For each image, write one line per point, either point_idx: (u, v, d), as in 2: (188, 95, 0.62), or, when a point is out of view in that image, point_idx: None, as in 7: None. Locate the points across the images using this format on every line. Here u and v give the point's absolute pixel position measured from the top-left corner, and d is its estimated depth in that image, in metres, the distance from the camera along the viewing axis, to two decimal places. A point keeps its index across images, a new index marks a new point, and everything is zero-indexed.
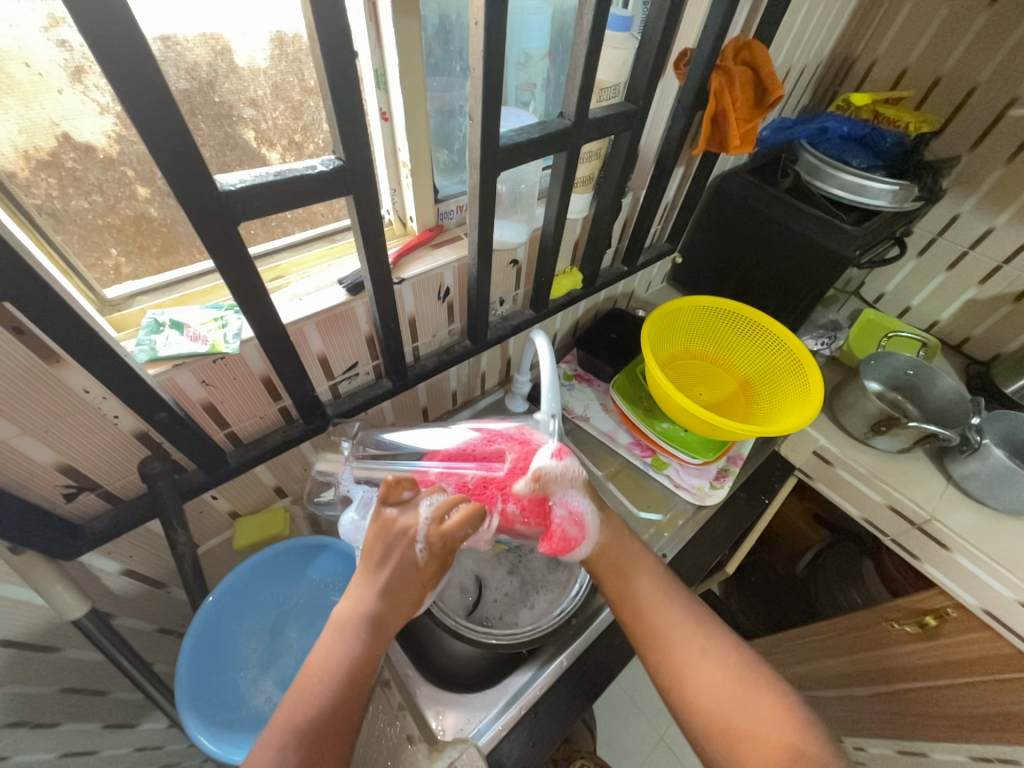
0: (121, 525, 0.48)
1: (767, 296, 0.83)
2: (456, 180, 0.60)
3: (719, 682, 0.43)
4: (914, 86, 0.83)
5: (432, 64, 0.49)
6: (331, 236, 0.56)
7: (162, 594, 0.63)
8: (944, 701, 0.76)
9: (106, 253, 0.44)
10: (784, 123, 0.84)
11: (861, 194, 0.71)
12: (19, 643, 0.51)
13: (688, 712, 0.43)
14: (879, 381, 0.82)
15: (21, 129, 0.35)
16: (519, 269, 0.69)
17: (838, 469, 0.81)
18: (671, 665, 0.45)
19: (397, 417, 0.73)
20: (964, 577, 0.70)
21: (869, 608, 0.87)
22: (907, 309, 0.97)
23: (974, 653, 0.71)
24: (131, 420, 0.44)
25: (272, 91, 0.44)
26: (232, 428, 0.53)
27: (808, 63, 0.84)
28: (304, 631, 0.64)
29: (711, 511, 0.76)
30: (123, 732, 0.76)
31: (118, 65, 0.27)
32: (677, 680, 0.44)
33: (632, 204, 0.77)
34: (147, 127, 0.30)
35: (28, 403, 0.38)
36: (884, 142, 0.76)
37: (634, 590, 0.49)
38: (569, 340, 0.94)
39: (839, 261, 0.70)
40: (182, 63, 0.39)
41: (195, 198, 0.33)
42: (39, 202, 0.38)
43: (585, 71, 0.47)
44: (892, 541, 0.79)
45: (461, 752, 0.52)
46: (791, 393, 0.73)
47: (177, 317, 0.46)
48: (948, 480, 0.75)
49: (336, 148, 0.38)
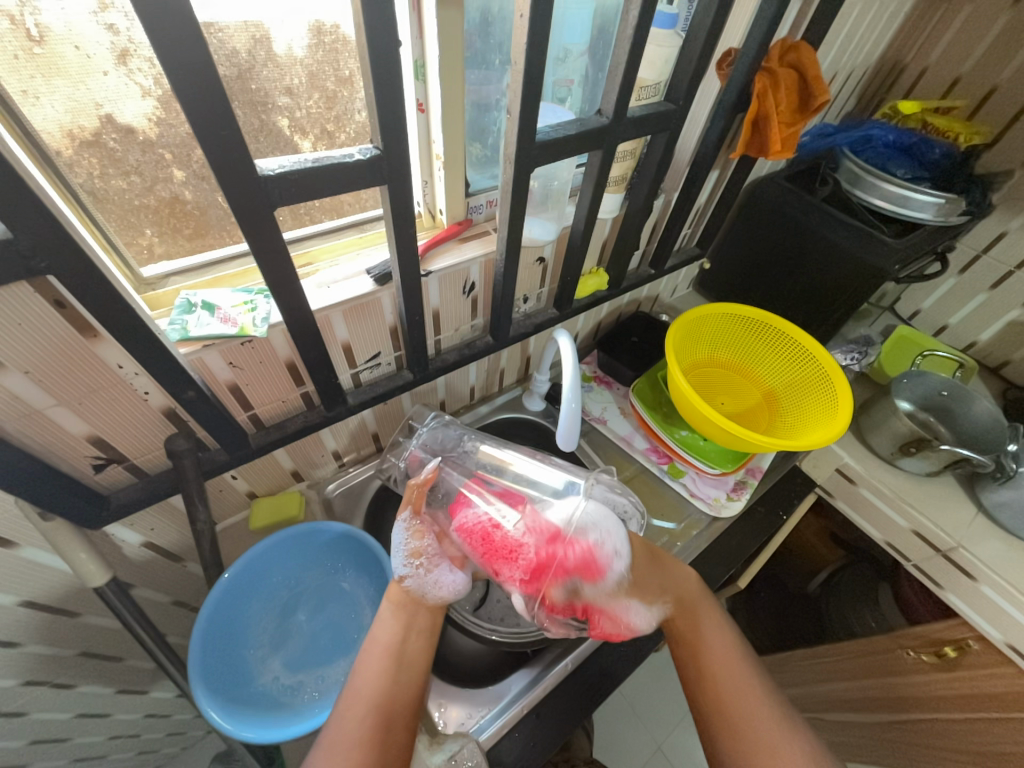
0: (145, 498, 0.49)
1: (798, 306, 0.81)
2: (487, 174, 0.59)
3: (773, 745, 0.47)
4: (966, 96, 0.79)
5: (470, 56, 0.49)
6: (360, 225, 0.56)
7: (178, 568, 0.64)
8: (960, 736, 0.74)
9: (141, 233, 0.45)
10: (827, 129, 0.82)
11: (904, 206, 0.69)
12: (43, 606, 0.53)
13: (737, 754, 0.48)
14: (910, 400, 0.79)
15: (67, 109, 0.35)
16: (545, 267, 0.69)
17: (861, 489, 0.79)
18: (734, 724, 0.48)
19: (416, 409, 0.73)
20: (990, 610, 0.67)
21: (883, 633, 0.85)
22: (943, 328, 0.94)
23: (996, 689, 0.69)
24: (159, 398, 0.45)
25: (308, 80, 0.44)
26: (256, 411, 0.54)
27: (855, 68, 0.81)
28: (314, 614, 0.67)
29: (726, 523, 0.74)
30: (133, 698, 0.78)
31: (169, 47, 0.27)
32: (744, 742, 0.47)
33: (663, 205, 0.75)
34: (193, 110, 0.30)
35: (64, 374, 0.39)
36: (932, 152, 0.73)
37: (707, 659, 0.52)
38: (589, 341, 0.94)
39: (875, 276, 0.68)
40: (224, 50, 0.39)
41: (235, 180, 0.33)
42: (82, 181, 0.39)
43: (626, 69, 0.46)
44: (913, 566, 0.77)
45: (461, 746, 0.53)
46: (818, 409, 0.71)
47: (209, 299, 0.47)
48: (979, 508, 0.72)
49: (374, 137, 0.38)
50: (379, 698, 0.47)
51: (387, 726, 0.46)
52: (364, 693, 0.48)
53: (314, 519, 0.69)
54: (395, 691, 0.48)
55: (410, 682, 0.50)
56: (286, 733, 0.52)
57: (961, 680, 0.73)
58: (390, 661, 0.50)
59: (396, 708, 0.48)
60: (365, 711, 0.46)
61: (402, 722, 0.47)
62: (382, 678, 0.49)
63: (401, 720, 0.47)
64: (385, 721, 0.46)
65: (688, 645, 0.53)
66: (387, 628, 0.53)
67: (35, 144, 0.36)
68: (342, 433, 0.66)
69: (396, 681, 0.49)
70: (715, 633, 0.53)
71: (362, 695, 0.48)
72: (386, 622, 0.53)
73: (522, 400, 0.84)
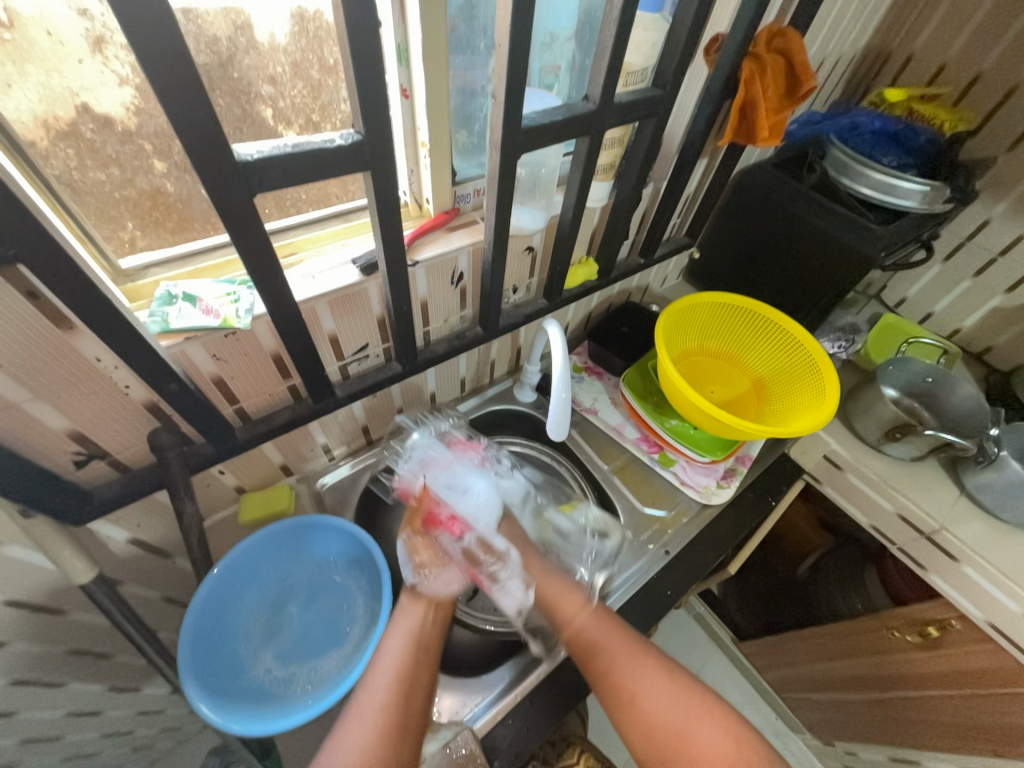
0: (130, 494, 0.49)
1: (786, 294, 0.82)
2: (475, 163, 0.59)
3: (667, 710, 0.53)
4: (952, 83, 0.79)
5: (455, 42, 0.48)
6: (346, 215, 0.55)
7: (167, 564, 0.64)
8: (945, 710, 0.77)
9: (122, 226, 0.44)
10: (813, 118, 0.82)
11: (889, 194, 0.69)
12: (30, 605, 0.53)
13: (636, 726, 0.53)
14: (895, 387, 0.80)
15: (41, 98, 0.34)
16: (534, 257, 0.68)
17: (848, 474, 0.80)
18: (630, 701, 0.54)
19: (406, 401, 0.73)
20: (970, 588, 0.68)
21: (868, 615, 0.86)
22: (929, 315, 0.95)
23: (977, 665, 0.71)
24: (141, 391, 0.44)
25: (291, 69, 0.43)
26: (242, 404, 0.53)
27: (842, 56, 0.81)
28: (306, 606, 0.67)
29: (716, 510, 0.75)
30: (124, 695, 0.77)
31: (139, 29, 0.26)
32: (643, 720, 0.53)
33: (652, 194, 0.75)
34: (166, 94, 0.29)
35: (41, 368, 0.38)
36: (917, 139, 0.74)
37: (603, 656, 0.56)
38: (580, 332, 0.94)
39: (860, 263, 0.68)
40: (203, 36, 0.38)
41: (212, 166, 0.33)
42: (58, 174, 0.38)
43: (612, 53, 0.45)
44: (898, 549, 0.78)
45: (456, 734, 0.54)
46: (804, 396, 0.71)
47: (190, 290, 0.46)
48: (961, 491, 0.74)
49: (356, 123, 0.38)
50: (402, 672, 0.53)
51: (409, 692, 0.52)
52: (389, 665, 0.53)
53: (304, 512, 0.69)
54: (416, 666, 0.54)
55: (426, 662, 0.56)
56: (277, 724, 0.52)
57: (945, 658, 0.74)
58: (413, 643, 0.56)
59: (416, 681, 0.53)
60: (390, 680, 0.52)
61: (422, 691, 0.53)
62: (406, 656, 0.55)
63: (420, 689, 0.53)
64: (407, 690, 0.52)
65: (595, 662, 0.56)
66: (407, 616, 0.59)
67: (7, 133, 0.34)
68: (332, 426, 0.65)
69: (417, 661, 0.55)
70: (607, 634, 0.57)
71: (387, 668, 0.53)
72: (404, 611, 0.59)
73: (513, 391, 0.84)
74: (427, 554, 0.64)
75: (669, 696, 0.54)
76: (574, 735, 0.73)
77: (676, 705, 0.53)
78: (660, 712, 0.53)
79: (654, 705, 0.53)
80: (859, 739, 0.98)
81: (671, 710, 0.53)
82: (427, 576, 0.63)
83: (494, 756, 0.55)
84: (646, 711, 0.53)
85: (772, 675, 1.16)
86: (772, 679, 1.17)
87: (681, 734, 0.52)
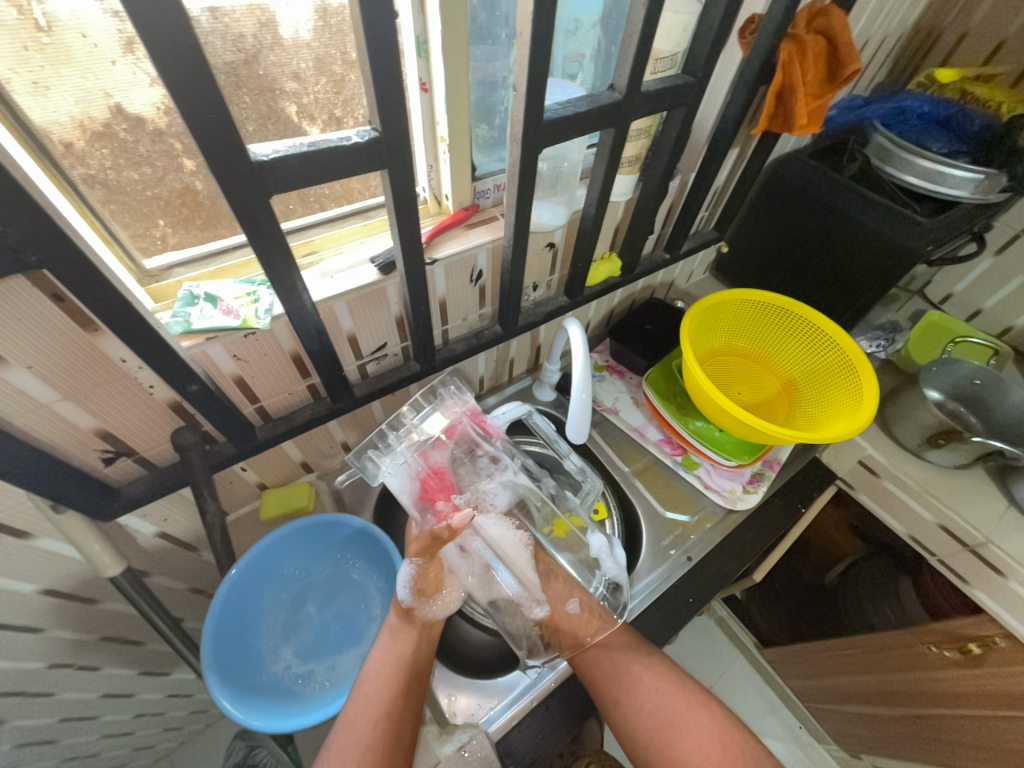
0: (154, 491, 0.50)
1: (821, 291, 0.77)
2: (494, 157, 0.57)
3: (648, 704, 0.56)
4: (1010, 61, 0.73)
5: (475, 30, 0.46)
6: (365, 212, 0.55)
7: (193, 557, 0.65)
8: (989, 732, 0.72)
9: (155, 224, 0.44)
10: (855, 102, 0.78)
11: (938, 183, 0.65)
12: (63, 593, 0.55)
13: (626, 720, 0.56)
14: (939, 390, 0.75)
15: (78, 100, 0.35)
16: (555, 252, 0.66)
17: (885, 481, 0.75)
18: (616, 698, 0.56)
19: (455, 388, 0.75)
20: (1016, 605, 0.64)
21: (903, 628, 0.82)
22: (977, 313, 0.89)
23: (1020, 687, 0.66)
24: (164, 391, 0.45)
25: (314, 64, 0.43)
26: (262, 403, 0.54)
27: (887, 35, 0.76)
28: (324, 604, 0.68)
29: (742, 516, 0.72)
30: (153, 679, 0.80)
31: (155, 33, 0.26)
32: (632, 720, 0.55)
33: (679, 187, 0.72)
34: (180, 96, 0.28)
35: (68, 368, 0.39)
36: (971, 123, 0.68)
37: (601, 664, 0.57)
38: (602, 330, 0.92)
39: (905, 259, 0.64)
40: (230, 35, 0.38)
41: (228, 167, 0.32)
42: (88, 174, 0.38)
43: (640, 39, 0.42)
44: (939, 561, 0.73)
45: (471, 737, 0.54)
46: (840, 403, 0.67)
47: (211, 290, 0.46)
48: (1010, 503, 0.68)
49: (371, 118, 0.36)
50: (389, 708, 0.52)
51: (396, 730, 0.51)
52: (377, 699, 0.52)
53: (324, 510, 0.69)
54: (405, 700, 0.53)
55: (416, 692, 0.54)
56: (296, 723, 0.54)
57: (986, 677, 0.70)
58: (402, 673, 0.54)
59: (405, 717, 0.52)
60: (376, 718, 0.51)
61: (410, 723, 0.53)
62: (394, 689, 0.53)
63: (409, 721, 0.53)
64: (395, 728, 0.51)
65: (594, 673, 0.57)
66: (398, 640, 0.56)
67: (32, 135, 0.34)
68: (351, 425, 0.65)
69: (406, 691, 0.54)
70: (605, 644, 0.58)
71: (374, 700, 0.52)
72: (395, 635, 0.57)
73: (532, 390, 0.82)
74: (432, 578, 0.58)
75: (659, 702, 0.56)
76: (586, 749, 0.70)
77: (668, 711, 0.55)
78: (649, 714, 0.55)
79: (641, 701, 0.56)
80: (886, 754, 0.95)
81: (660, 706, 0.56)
82: (427, 602, 0.57)
83: (509, 761, 0.54)
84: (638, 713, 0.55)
85: (798, 684, 1.13)
86: (798, 687, 1.14)
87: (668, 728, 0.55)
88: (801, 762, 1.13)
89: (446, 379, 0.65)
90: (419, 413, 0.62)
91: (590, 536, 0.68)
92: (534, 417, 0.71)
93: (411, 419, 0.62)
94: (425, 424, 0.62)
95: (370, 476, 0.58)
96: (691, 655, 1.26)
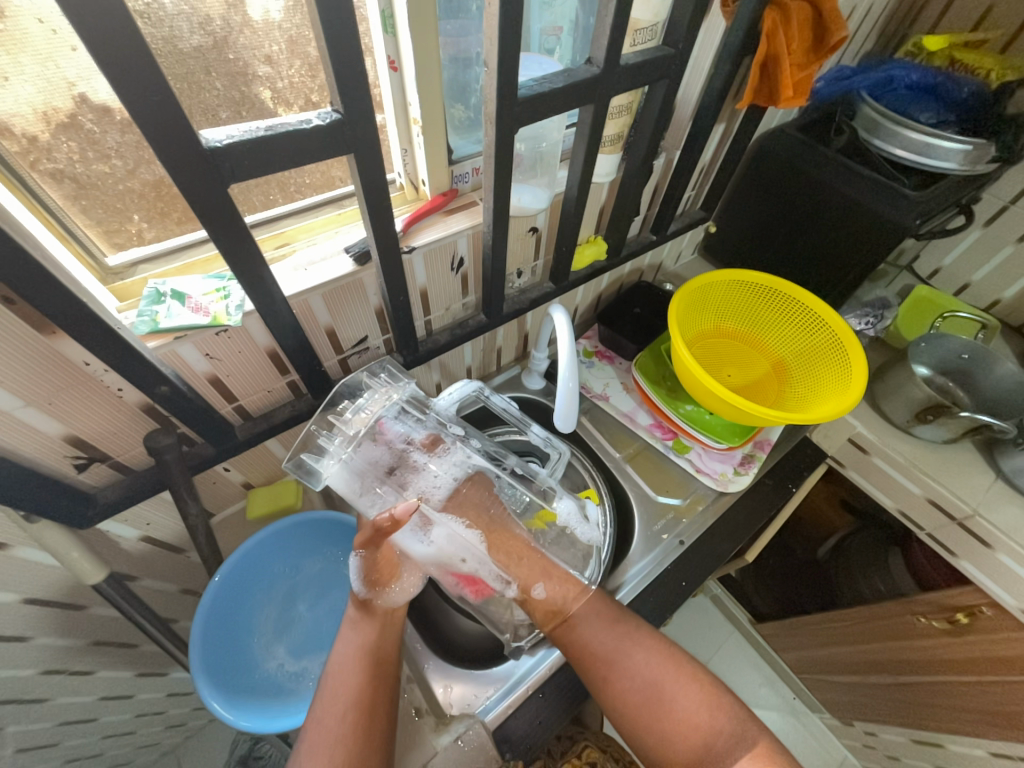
0: (133, 496, 0.49)
1: (810, 268, 0.76)
2: (473, 139, 0.55)
3: (643, 675, 0.53)
4: (1001, 26, 0.71)
5: (445, 3, 0.44)
6: (339, 201, 0.53)
7: (181, 558, 0.64)
8: (972, 696, 0.74)
9: (128, 219, 0.42)
10: (843, 72, 0.76)
11: (926, 155, 0.63)
12: (49, 600, 0.54)
13: (618, 701, 0.53)
14: (928, 365, 0.75)
15: (38, 89, 0.32)
16: (539, 236, 0.65)
17: (873, 458, 0.76)
18: (604, 668, 0.54)
19: (441, 379, 0.74)
20: (1002, 575, 0.65)
21: (894, 600, 0.83)
22: (965, 287, 0.88)
23: (1008, 653, 0.67)
24: (134, 394, 0.43)
25: (287, 46, 0.41)
26: (241, 402, 0.52)
27: (876, 1, 0.73)
28: (314, 602, 0.68)
29: (733, 498, 0.72)
30: (151, 679, 0.80)
31: (88, 20, 0.24)
32: (622, 691, 0.53)
33: (665, 165, 0.71)
34: (124, 86, 0.26)
35: (29, 374, 0.37)
36: (960, 92, 0.66)
37: (590, 640, 0.55)
38: (591, 314, 0.91)
39: (893, 233, 0.63)
40: (196, 16, 0.35)
41: (179, 157, 0.30)
42: (41, 172, 0.36)
43: (618, 9, 0.40)
44: (926, 535, 0.74)
45: (468, 727, 0.55)
46: (829, 382, 0.67)
47: (179, 287, 0.44)
48: (997, 475, 0.69)
49: (334, 99, 0.34)
50: (360, 699, 0.51)
51: (368, 720, 0.50)
52: (345, 692, 0.51)
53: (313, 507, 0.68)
54: (375, 688, 0.52)
55: (385, 682, 0.53)
56: (288, 721, 0.55)
57: (972, 645, 0.72)
58: (368, 663, 0.53)
59: (376, 706, 0.51)
60: (347, 711, 0.50)
61: (382, 712, 0.51)
62: (362, 680, 0.52)
63: (381, 709, 0.52)
64: (367, 717, 0.50)
65: (578, 646, 0.55)
66: (360, 631, 0.55)
67: None
68: None
69: (374, 679, 0.53)
70: (592, 623, 0.56)
71: (343, 694, 0.51)
72: (355, 627, 0.55)
73: (521, 378, 0.81)
74: (385, 566, 0.55)
75: (649, 669, 0.54)
76: (585, 732, 0.70)
77: (658, 682, 0.53)
78: (640, 691, 0.53)
79: (634, 671, 0.54)
80: (880, 721, 0.97)
81: (644, 680, 0.53)
82: (385, 592, 0.55)
83: (506, 748, 0.55)
84: (630, 684, 0.53)
85: (792, 657, 1.16)
86: (791, 660, 1.16)
87: (658, 698, 0.52)
88: (794, 732, 1.16)
89: (373, 369, 0.58)
90: (351, 402, 0.55)
91: (559, 501, 0.64)
92: (489, 398, 0.66)
93: (346, 409, 0.54)
94: (363, 411, 0.54)
95: (313, 483, 0.51)
96: (688, 633, 1.29)
